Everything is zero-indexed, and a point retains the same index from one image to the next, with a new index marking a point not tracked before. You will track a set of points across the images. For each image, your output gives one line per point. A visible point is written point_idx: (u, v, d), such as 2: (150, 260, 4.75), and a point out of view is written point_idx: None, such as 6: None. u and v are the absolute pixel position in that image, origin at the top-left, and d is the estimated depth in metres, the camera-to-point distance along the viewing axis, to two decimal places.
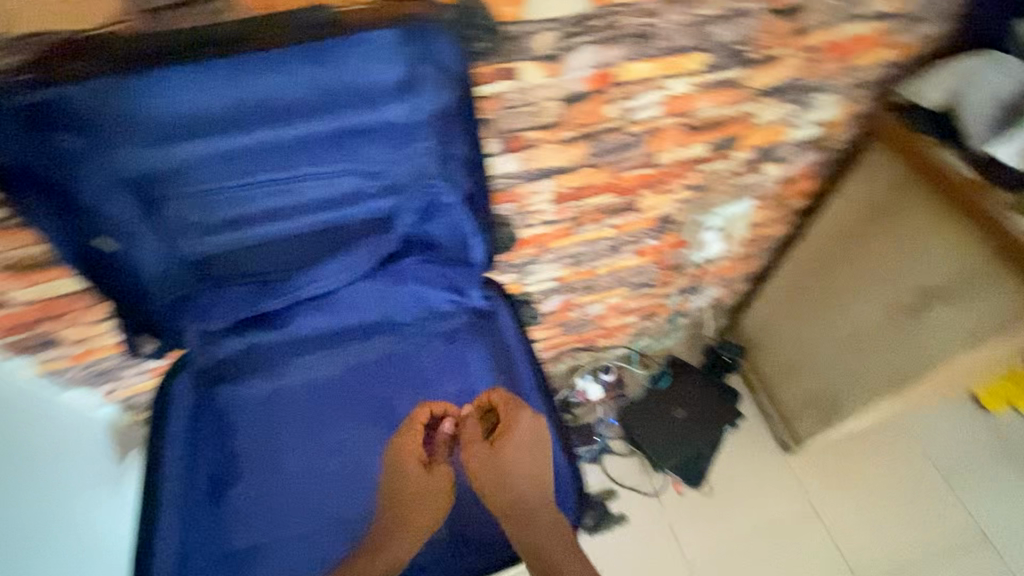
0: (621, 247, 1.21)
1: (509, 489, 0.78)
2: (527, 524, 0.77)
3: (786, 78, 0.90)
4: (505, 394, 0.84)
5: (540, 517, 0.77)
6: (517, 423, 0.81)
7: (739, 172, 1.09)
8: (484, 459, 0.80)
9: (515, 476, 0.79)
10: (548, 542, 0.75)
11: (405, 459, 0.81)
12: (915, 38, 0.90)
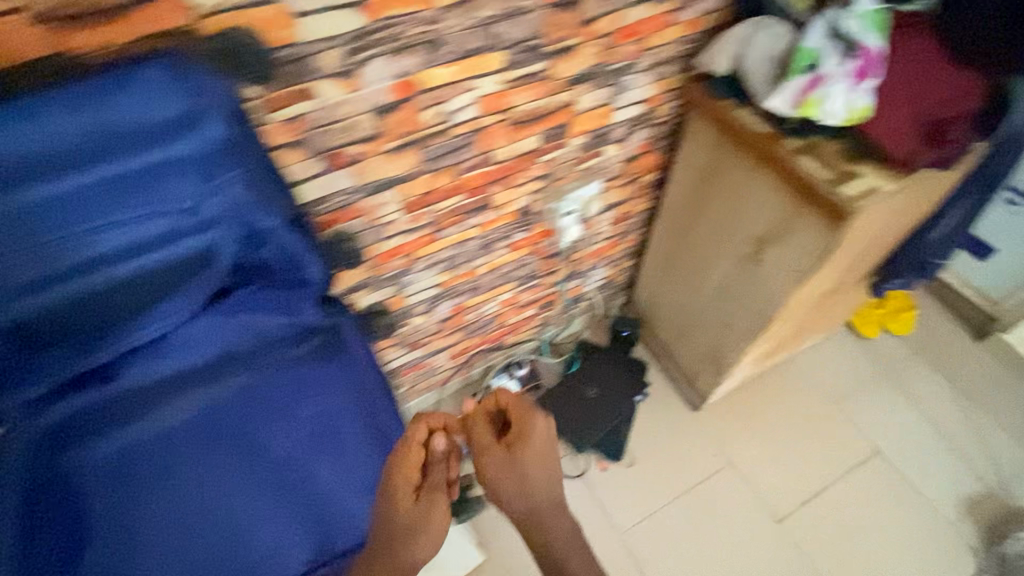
0: (493, 244, 1.25)
1: (531, 501, 0.77)
2: (541, 527, 0.78)
3: (591, 65, 0.97)
4: (514, 398, 0.81)
5: (558, 521, 0.79)
6: (534, 431, 0.77)
7: (581, 157, 1.16)
8: (503, 467, 0.76)
9: (537, 488, 0.76)
10: (567, 547, 0.79)
11: (400, 483, 0.72)
12: (696, 16, 1.00)
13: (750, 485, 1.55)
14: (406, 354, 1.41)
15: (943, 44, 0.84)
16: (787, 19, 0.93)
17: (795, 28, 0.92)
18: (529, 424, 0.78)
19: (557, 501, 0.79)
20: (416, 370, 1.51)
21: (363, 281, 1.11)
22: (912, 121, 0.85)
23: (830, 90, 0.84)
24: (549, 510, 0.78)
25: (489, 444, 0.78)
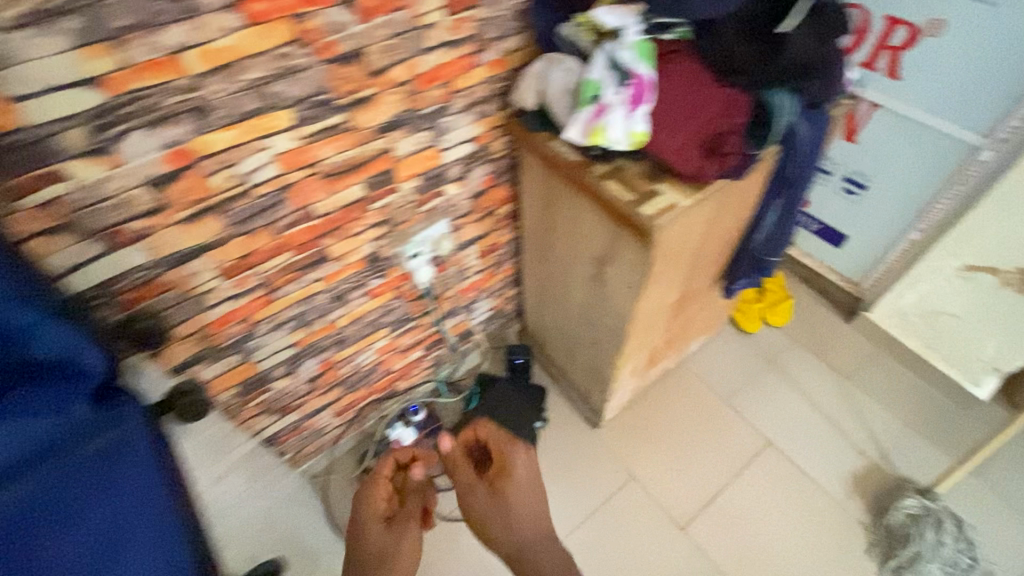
0: (346, 295, 1.22)
1: (518, 529, 0.93)
2: (530, 557, 0.91)
3: (398, 112, 0.98)
4: (496, 436, 1.04)
5: (547, 551, 0.92)
6: (514, 466, 0.99)
7: (419, 199, 1.15)
8: (487, 501, 0.97)
9: (519, 518, 0.94)
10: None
11: (376, 500, 0.99)
12: (499, 56, 1.04)
13: (653, 497, 1.55)
14: (280, 419, 1.34)
15: (706, 67, 0.89)
16: (576, 53, 0.97)
17: (584, 61, 0.95)
18: (510, 465, 1.00)
19: (545, 531, 0.94)
20: (298, 433, 1.43)
21: (197, 354, 1.05)
22: (694, 138, 0.89)
23: (613, 119, 0.88)
24: (536, 542, 0.93)
25: (468, 481, 1.00)
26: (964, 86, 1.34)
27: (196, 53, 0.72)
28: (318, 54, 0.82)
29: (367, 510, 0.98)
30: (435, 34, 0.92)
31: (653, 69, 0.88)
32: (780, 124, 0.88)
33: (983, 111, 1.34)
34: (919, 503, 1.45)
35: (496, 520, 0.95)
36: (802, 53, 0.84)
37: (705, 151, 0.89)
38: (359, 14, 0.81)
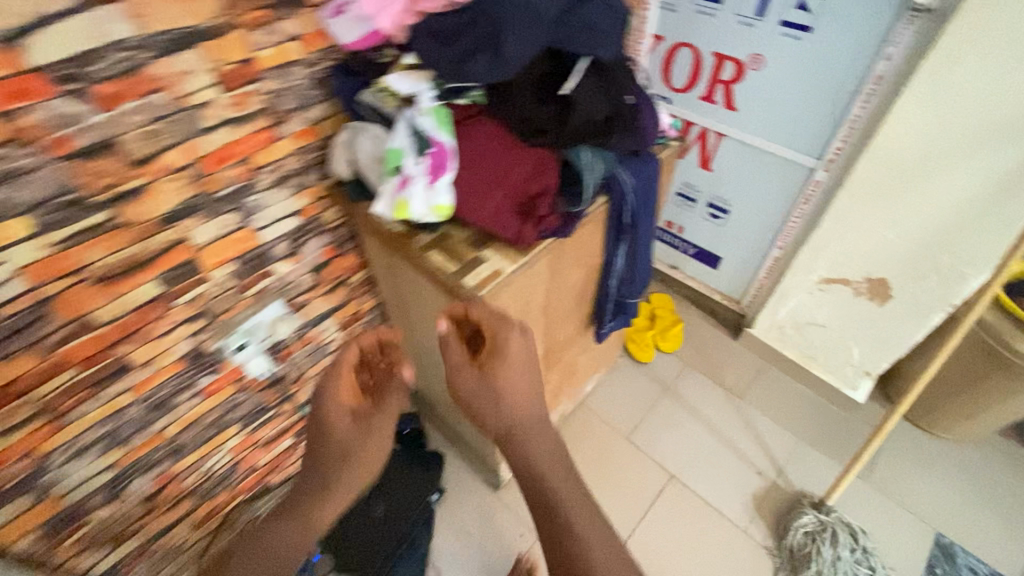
0: (171, 400, 1.07)
1: (511, 413, 0.74)
2: (523, 450, 0.72)
3: (186, 199, 0.87)
4: (487, 313, 0.79)
5: (541, 441, 0.73)
6: (507, 343, 0.77)
7: (241, 284, 1.03)
8: (476, 383, 0.77)
9: (511, 402, 0.74)
10: (555, 471, 0.70)
11: (333, 409, 0.81)
12: (305, 126, 0.95)
13: None
14: (113, 550, 1.14)
15: (506, 129, 0.85)
16: (380, 120, 0.90)
17: (389, 128, 0.89)
18: (499, 334, 0.78)
19: (541, 416, 0.75)
20: (148, 556, 1.24)
21: None
22: (515, 199, 0.85)
23: (413, 195, 0.81)
24: (534, 430, 0.73)
25: (459, 361, 0.80)
26: (790, 114, 1.41)
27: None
28: (49, 152, 0.70)
29: (334, 406, 0.82)
30: (214, 113, 0.83)
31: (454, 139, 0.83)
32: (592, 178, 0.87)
33: (809, 136, 1.41)
34: (815, 519, 1.45)
35: (486, 409, 0.75)
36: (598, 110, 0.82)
37: (528, 212, 0.86)
38: (95, 103, 0.70)
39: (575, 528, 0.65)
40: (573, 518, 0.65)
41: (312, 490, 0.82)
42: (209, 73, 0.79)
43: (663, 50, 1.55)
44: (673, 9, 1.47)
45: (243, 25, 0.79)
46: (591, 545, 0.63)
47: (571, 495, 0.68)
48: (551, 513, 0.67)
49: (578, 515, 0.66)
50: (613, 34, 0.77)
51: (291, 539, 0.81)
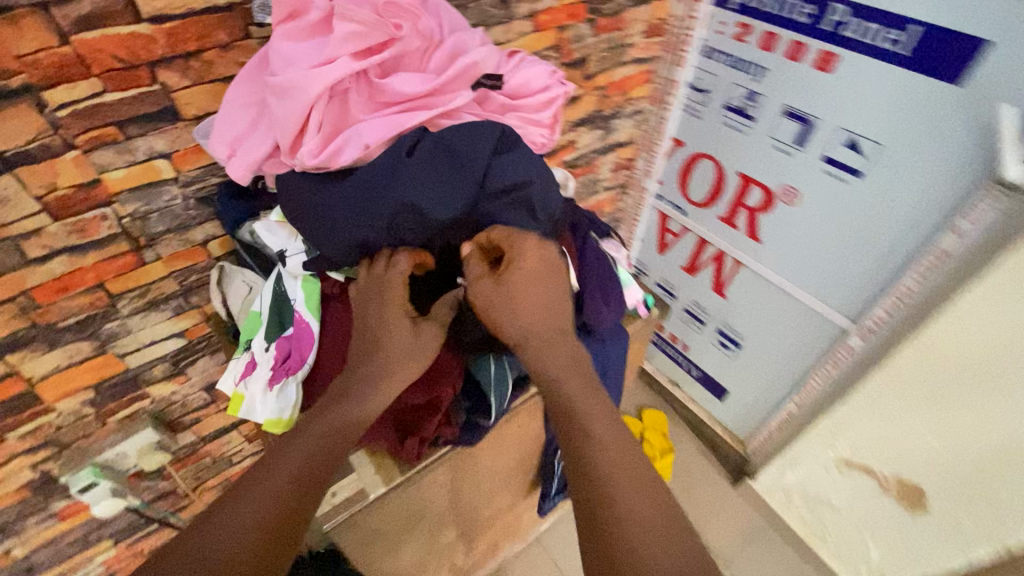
0: (11, 528, 0.89)
1: (525, 321, 0.55)
2: (538, 367, 0.55)
3: (10, 331, 0.70)
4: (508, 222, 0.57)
5: (556, 351, 0.55)
6: (525, 246, 0.56)
7: (104, 410, 0.87)
8: (494, 297, 0.55)
9: (533, 306, 0.55)
10: (580, 391, 0.53)
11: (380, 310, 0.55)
12: (184, 248, 0.78)
13: None
14: None
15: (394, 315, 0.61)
16: (255, 261, 0.71)
17: (265, 277, 0.70)
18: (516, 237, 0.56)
19: (558, 321, 0.57)
20: None
21: None
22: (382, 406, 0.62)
23: (250, 390, 0.60)
24: (551, 347, 0.56)
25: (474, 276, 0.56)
26: (823, 263, 1.14)
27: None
28: None
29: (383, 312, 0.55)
30: (50, 238, 0.66)
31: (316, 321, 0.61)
32: (501, 396, 0.64)
33: (846, 294, 1.13)
34: None
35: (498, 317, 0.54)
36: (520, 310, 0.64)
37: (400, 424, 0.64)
38: None
39: (601, 451, 0.48)
40: (600, 440, 0.49)
41: (355, 388, 0.52)
42: (33, 201, 0.62)
43: (684, 156, 1.32)
44: (697, 115, 1.24)
45: (82, 146, 0.62)
46: (617, 473, 0.47)
47: (598, 414, 0.52)
48: (576, 431, 0.50)
49: (602, 437, 0.49)
50: (540, 232, 0.58)
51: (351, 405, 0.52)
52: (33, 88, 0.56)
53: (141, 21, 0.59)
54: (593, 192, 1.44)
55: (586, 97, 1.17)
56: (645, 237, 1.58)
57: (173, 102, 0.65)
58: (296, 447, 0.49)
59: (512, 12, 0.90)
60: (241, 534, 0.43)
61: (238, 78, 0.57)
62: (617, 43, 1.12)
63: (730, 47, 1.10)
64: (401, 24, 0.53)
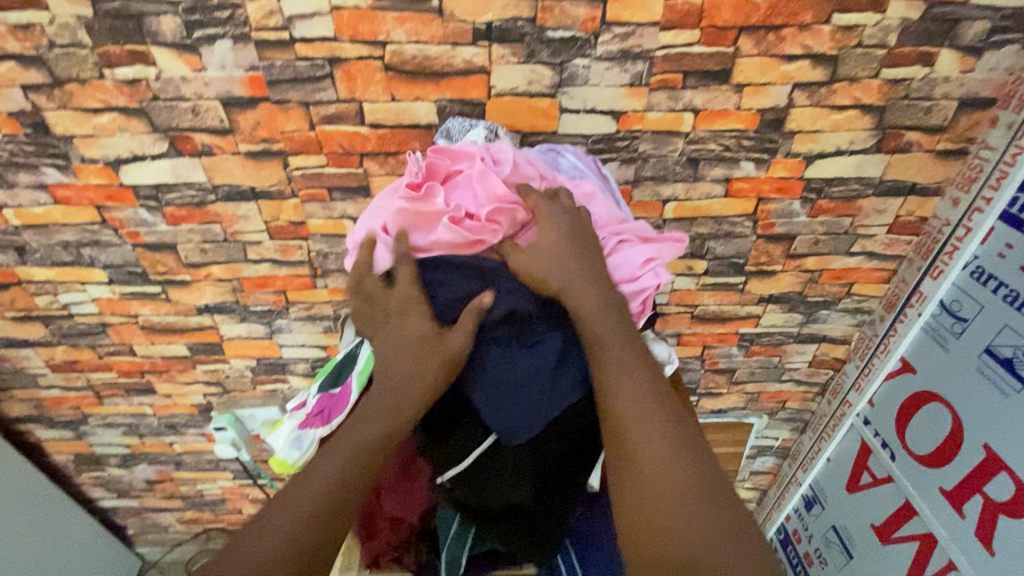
0: (180, 428, 1.21)
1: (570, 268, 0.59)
2: (578, 312, 0.57)
3: (222, 300, 0.98)
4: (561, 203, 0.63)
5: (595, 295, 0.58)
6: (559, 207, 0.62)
7: (258, 378, 1.11)
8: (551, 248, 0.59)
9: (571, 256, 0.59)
10: (612, 336, 0.55)
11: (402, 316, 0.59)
12: (344, 286, 0.96)
13: None
14: (113, 498, 1.36)
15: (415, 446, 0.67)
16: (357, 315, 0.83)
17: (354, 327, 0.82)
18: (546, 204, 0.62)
19: (596, 268, 0.59)
20: (137, 519, 1.43)
21: (30, 415, 1.16)
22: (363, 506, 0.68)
23: (286, 423, 0.73)
24: (587, 288, 0.58)
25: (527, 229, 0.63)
26: None
27: (12, 212, 0.86)
28: (126, 239, 0.89)
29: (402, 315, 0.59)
30: (264, 249, 0.91)
31: (344, 388, 0.70)
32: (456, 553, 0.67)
33: None
34: None
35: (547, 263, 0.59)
36: (508, 495, 0.60)
37: (370, 525, 0.70)
38: (166, 217, 0.87)
39: (624, 400, 0.52)
40: (623, 390, 0.53)
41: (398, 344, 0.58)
42: (262, 222, 0.88)
43: (911, 388, 0.99)
44: (944, 343, 0.93)
45: (301, 197, 0.85)
46: (641, 418, 0.51)
47: (629, 360, 0.54)
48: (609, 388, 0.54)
49: (627, 387, 0.53)
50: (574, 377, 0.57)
51: (385, 383, 0.57)
52: (284, 152, 0.80)
53: (364, 124, 0.78)
54: (778, 379, 1.17)
55: (786, 276, 0.99)
56: (832, 460, 1.19)
57: (368, 182, 0.84)
58: (340, 449, 0.54)
59: (701, 173, 0.85)
60: (298, 527, 0.49)
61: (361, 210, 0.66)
62: (843, 229, 0.93)
63: (1014, 277, 0.81)
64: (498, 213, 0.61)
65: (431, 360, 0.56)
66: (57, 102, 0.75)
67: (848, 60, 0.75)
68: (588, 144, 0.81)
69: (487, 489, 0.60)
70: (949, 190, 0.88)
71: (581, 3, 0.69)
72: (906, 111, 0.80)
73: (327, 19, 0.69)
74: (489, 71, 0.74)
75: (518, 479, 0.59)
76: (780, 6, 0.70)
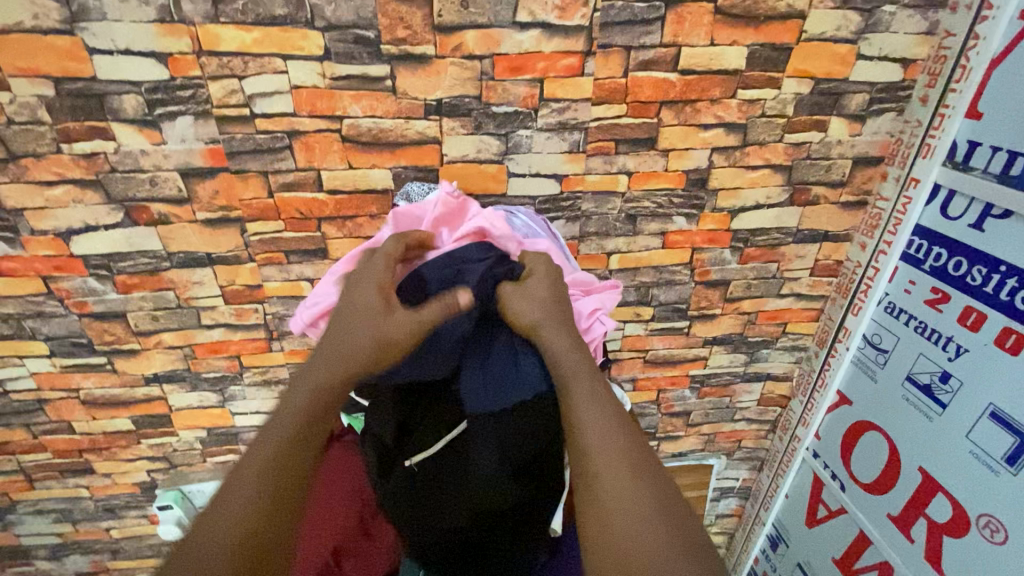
0: (119, 510, 1.12)
1: (536, 306, 0.59)
2: (544, 339, 0.57)
3: (173, 368, 0.95)
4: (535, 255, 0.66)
5: (557, 325, 0.58)
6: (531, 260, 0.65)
7: (208, 449, 1.07)
8: (531, 290, 0.61)
9: (542, 293, 0.60)
10: (573, 371, 0.55)
11: (368, 290, 0.58)
12: (300, 348, 0.96)
13: None
14: None
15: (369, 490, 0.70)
16: None
17: None
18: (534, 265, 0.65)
19: (564, 309, 0.60)
20: None
21: None
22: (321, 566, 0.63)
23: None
24: (556, 329, 0.58)
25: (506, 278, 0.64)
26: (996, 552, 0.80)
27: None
28: (72, 309, 0.87)
29: (364, 292, 0.58)
30: (219, 314, 0.91)
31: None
32: None
33: None
34: None
35: (521, 305, 0.59)
36: (437, 516, 0.61)
37: None
38: (117, 286, 0.86)
39: (592, 432, 0.50)
40: (590, 424, 0.51)
41: (357, 315, 0.56)
42: (217, 287, 0.88)
43: (851, 419, 1.06)
44: (872, 374, 1.01)
45: (258, 262, 0.86)
46: (608, 450, 0.49)
47: (574, 367, 0.55)
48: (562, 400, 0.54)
49: (592, 420, 0.51)
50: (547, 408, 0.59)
51: (342, 350, 0.54)
52: (242, 219, 0.82)
53: (322, 192, 0.82)
54: (730, 419, 1.21)
55: (726, 319, 1.06)
56: (790, 495, 1.23)
57: (326, 245, 0.87)
58: (287, 412, 0.51)
59: (639, 228, 0.93)
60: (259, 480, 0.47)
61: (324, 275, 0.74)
62: (772, 273, 1.02)
63: (920, 311, 0.91)
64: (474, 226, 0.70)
65: (388, 333, 0.55)
66: (10, 175, 0.76)
67: (755, 127, 0.86)
68: (535, 204, 0.88)
69: (419, 510, 0.62)
70: (857, 236, 0.99)
71: (521, 82, 0.77)
72: (810, 169, 0.91)
73: (286, 97, 0.74)
74: (441, 141, 0.80)
75: (447, 502, 0.60)
76: (693, 83, 0.81)
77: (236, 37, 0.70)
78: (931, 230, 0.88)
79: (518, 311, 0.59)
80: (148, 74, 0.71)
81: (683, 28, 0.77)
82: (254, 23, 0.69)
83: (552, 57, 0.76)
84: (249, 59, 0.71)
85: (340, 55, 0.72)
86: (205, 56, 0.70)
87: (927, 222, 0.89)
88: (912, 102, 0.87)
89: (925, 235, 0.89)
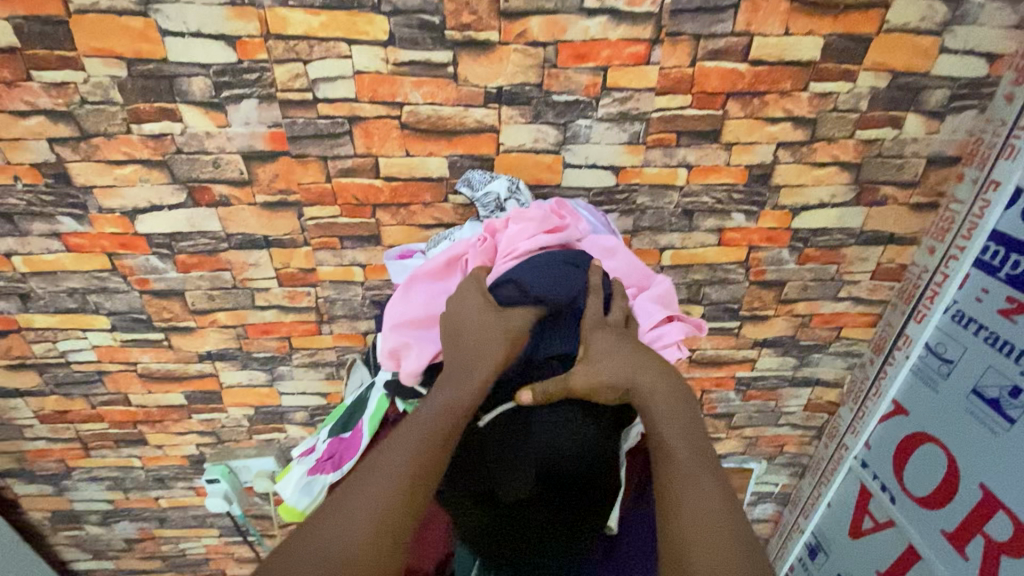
0: (168, 480, 1.16)
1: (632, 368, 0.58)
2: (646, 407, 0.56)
3: (225, 347, 0.98)
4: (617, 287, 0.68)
5: (658, 391, 0.57)
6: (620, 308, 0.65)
7: (254, 427, 1.09)
8: (624, 347, 0.59)
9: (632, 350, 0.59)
10: (683, 447, 0.52)
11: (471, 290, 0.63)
12: (349, 332, 0.97)
13: None
14: (88, 559, 1.29)
15: None
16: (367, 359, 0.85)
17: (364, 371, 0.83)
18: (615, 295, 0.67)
19: (656, 362, 0.59)
20: None
21: (10, 469, 1.12)
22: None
23: (295, 469, 0.76)
24: (660, 394, 0.56)
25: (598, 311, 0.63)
26: None
27: (22, 259, 0.87)
28: (133, 286, 0.90)
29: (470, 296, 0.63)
30: (272, 296, 0.92)
31: (355, 432, 0.73)
32: None
33: None
34: None
35: (614, 362, 0.58)
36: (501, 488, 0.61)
37: None
38: (177, 265, 0.88)
39: (700, 526, 0.46)
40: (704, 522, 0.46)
41: (470, 319, 0.61)
42: (272, 269, 0.89)
43: (906, 431, 1.02)
44: (932, 384, 0.96)
45: (312, 246, 0.87)
46: (712, 512, 0.47)
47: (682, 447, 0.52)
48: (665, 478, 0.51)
49: (700, 511, 0.47)
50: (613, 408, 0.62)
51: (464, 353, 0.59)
52: (299, 203, 0.83)
53: (378, 177, 0.82)
54: (775, 423, 1.18)
55: (779, 321, 1.03)
56: (833, 504, 1.19)
57: (380, 231, 0.87)
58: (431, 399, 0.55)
59: (695, 224, 0.90)
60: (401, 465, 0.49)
61: (388, 253, 0.81)
62: (830, 275, 0.98)
63: (992, 321, 0.86)
64: (522, 232, 0.68)
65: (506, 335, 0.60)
66: (81, 154, 0.78)
67: (825, 122, 0.82)
68: (590, 196, 0.86)
69: (482, 483, 0.61)
70: (925, 240, 0.94)
71: (584, 70, 0.75)
72: (880, 167, 0.87)
73: (349, 82, 0.74)
74: (498, 130, 0.79)
75: (513, 467, 0.59)
76: (762, 75, 0.78)
77: (304, 20, 0.70)
78: (1010, 235, 0.83)
79: (608, 368, 0.58)
80: (216, 56, 0.72)
81: (758, 16, 0.73)
82: (322, 6, 0.69)
83: (617, 44, 0.74)
84: (315, 42, 0.71)
85: (405, 41, 0.72)
86: (272, 39, 0.70)
87: (1004, 227, 0.84)
88: (997, 100, 0.81)
89: (1003, 241, 0.84)
